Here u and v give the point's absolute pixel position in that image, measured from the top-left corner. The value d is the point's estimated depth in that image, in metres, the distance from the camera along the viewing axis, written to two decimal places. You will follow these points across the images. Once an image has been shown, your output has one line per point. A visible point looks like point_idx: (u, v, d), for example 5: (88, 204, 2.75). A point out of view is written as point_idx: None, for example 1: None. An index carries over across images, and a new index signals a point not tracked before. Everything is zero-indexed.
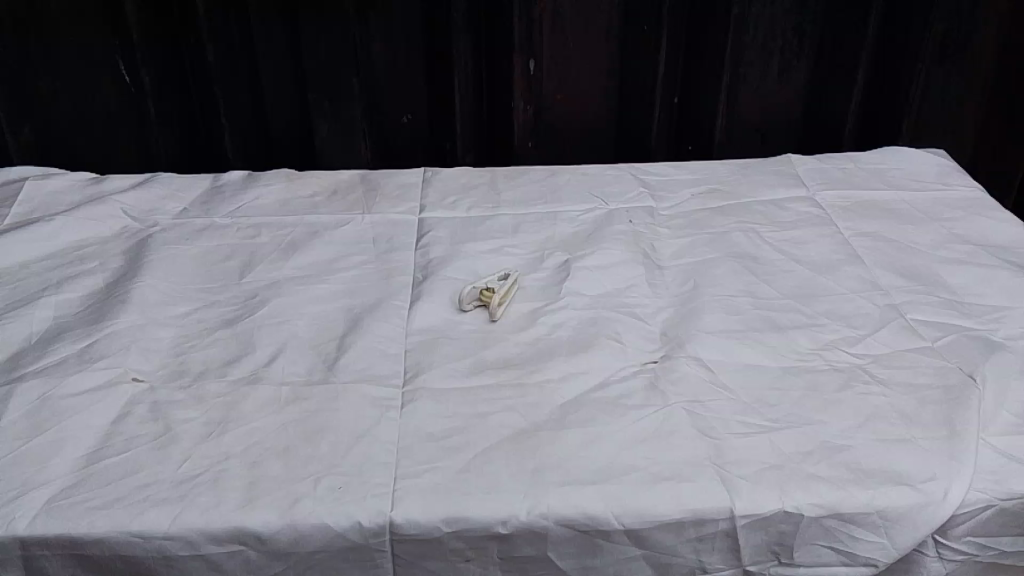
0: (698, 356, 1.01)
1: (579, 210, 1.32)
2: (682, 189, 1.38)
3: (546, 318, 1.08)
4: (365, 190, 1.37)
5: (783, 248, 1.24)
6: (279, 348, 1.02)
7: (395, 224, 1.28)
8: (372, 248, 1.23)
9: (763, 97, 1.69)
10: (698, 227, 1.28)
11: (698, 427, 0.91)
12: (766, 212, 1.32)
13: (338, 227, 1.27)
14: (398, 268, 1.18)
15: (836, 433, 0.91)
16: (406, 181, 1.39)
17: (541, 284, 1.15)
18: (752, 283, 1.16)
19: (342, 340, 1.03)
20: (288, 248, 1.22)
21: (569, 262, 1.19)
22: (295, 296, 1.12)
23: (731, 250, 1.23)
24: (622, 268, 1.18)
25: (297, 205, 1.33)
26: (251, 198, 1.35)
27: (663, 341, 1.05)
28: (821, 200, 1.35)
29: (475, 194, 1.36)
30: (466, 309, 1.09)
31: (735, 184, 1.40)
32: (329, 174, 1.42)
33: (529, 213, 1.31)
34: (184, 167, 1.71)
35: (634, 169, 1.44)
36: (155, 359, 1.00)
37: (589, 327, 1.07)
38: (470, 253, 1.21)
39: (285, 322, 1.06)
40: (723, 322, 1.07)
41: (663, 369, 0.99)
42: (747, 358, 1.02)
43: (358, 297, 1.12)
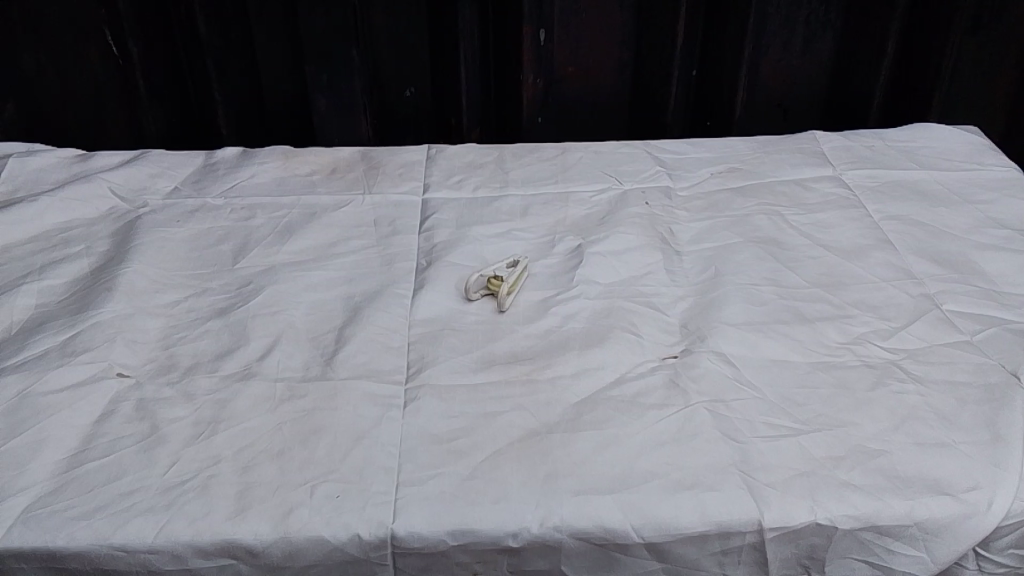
0: (720, 351, 0.95)
1: (591, 191, 1.25)
2: (700, 168, 1.31)
3: (558, 309, 1.02)
4: (365, 168, 1.30)
5: (808, 233, 1.16)
6: (273, 341, 0.96)
7: (396, 206, 1.21)
8: (373, 231, 1.16)
9: (786, 71, 1.60)
10: (718, 210, 1.21)
11: (722, 429, 0.85)
12: (789, 193, 1.25)
13: (336, 209, 1.20)
14: (400, 253, 1.11)
15: (870, 437, 0.85)
16: (409, 159, 1.32)
17: (552, 271, 1.08)
18: (777, 271, 1.09)
19: (340, 332, 0.97)
20: (284, 231, 1.15)
21: (582, 248, 1.12)
22: (290, 284, 1.05)
23: (754, 234, 1.16)
24: (637, 254, 1.11)
25: (294, 184, 1.26)
26: (246, 177, 1.28)
27: (682, 334, 0.98)
28: (848, 181, 1.28)
29: (481, 173, 1.29)
30: (472, 298, 1.03)
31: (757, 163, 1.32)
32: (327, 150, 1.34)
33: (538, 194, 1.24)
34: (177, 144, 1.64)
35: (649, 146, 1.36)
36: (142, 352, 0.94)
37: (604, 318, 1.00)
38: (476, 237, 1.14)
39: (281, 312, 1.00)
40: (746, 313, 1.01)
41: (683, 365, 0.93)
42: (772, 353, 0.96)
43: (357, 285, 1.06)
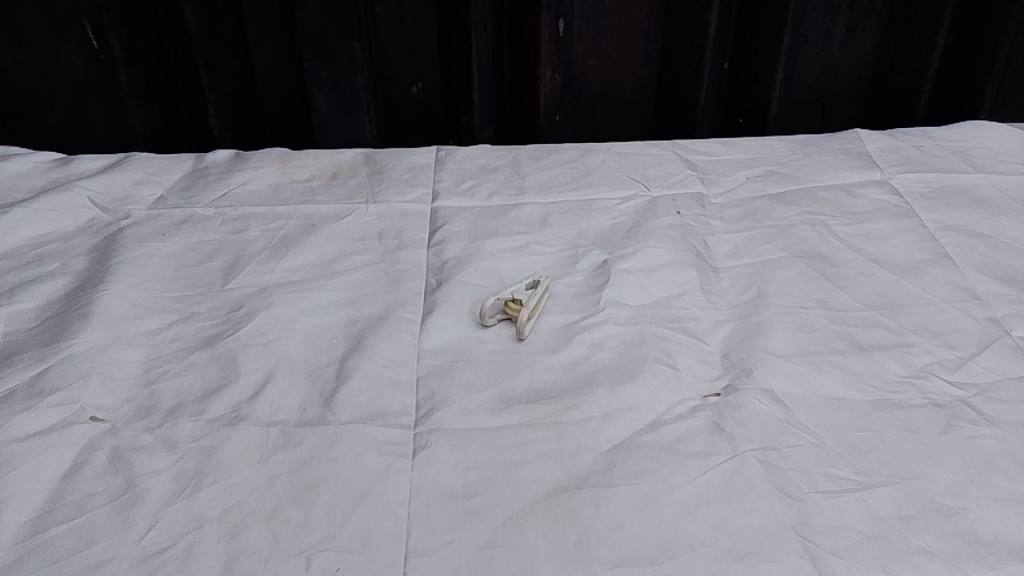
0: (768, 388, 0.84)
1: (616, 198, 1.14)
2: (735, 171, 1.19)
3: (584, 336, 0.91)
4: (369, 173, 1.19)
5: (857, 246, 1.05)
6: (266, 376, 0.86)
7: (402, 215, 1.10)
8: (377, 245, 1.05)
9: (824, 63, 1.49)
10: (756, 219, 1.10)
11: (775, 484, 0.75)
12: (834, 200, 1.13)
13: (337, 219, 1.09)
14: (407, 271, 1.00)
15: (943, 491, 0.75)
16: (416, 162, 1.21)
17: (575, 292, 0.98)
18: (826, 290, 0.98)
19: (341, 366, 0.87)
20: (279, 246, 1.05)
21: (608, 264, 1.01)
22: (286, 307, 0.95)
23: (798, 247, 1.05)
24: (670, 272, 1.00)
25: (291, 191, 1.16)
26: (238, 183, 1.17)
27: (724, 367, 0.88)
28: (898, 186, 1.17)
29: (495, 177, 1.18)
30: (487, 324, 0.92)
31: (796, 165, 1.20)
32: (327, 153, 1.24)
33: (558, 202, 1.13)
34: (163, 144, 1.53)
35: (677, 146, 1.25)
36: (119, 390, 0.84)
37: (635, 348, 0.90)
38: (491, 252, 1.03)
39: (275, 342, 0.90)
40: (794, 341, 0.90)
41: (727, 405, 0.83)
42: (826, 389, 0.85)
43: (361, 308, 0.95)
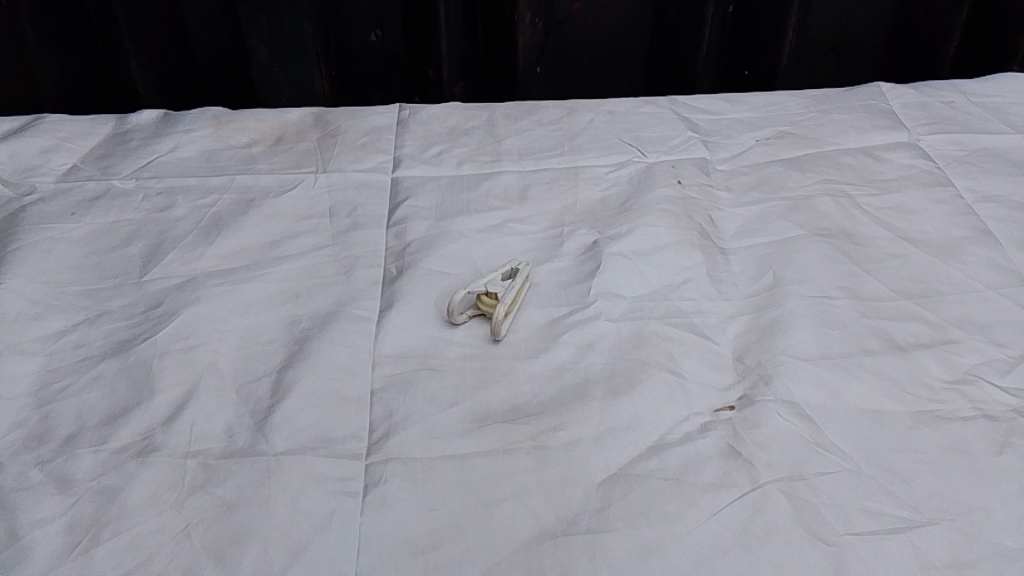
0: (791, 399, 0.71)
1: (606, 165, 0.98)
2: (743, 133, 1.03)
3: (571, 336, 0.77)
4: (319, 136, 1.02)
5: (886, 220, 0.91)
6: (187, 392, 0.71)
7: (357, 187, 0.94)
8: (327, 224, 0.89)
9: (842, 7, 1.33)
10: (768, 189, 0.95)
11: (803, 524, 0.62)
12: (857, 165, 0.98)
13: (280, 193, 0.93)
14: (361, 257, 0.85)
15: (1005, 529, 0.62)
16: (374, 123, 1.04)
17: (561, 281, 0.83)
18: (854, 274, 0.84)
19: (279, 378, 0.72)
20: (210, 227, 0.89)
21: (599, 247, 0.86)
22: (214, 302, 0.79)
23: (818, 222, 0.90)
24: (672, 255, 0.85)
25: (228, 159, 0.99)
26: (166, 150, 1.00)
27: (738, 373, 0.74)
28: (928, 149, 1.02)
29: (467, 141, 1.02)
30: (457, 322, 0.77)
31: (812, 125, 1.05)
32: (271, 113, 1.06)
33: (539, 171, 0.97)
34: (85, 107, 1.36)
35: (676, 104, 1.09)
36: (7, 413, 0.69)
37: (632, 351, 0.75)
38: (461, 233, 0.88)
39: (200, 347, 0.75)
40: (819, 340, 0.76)
41: (743, 423, 0.69)
42: (859, 399, 0.71)
43: (305, 302, 0.80)
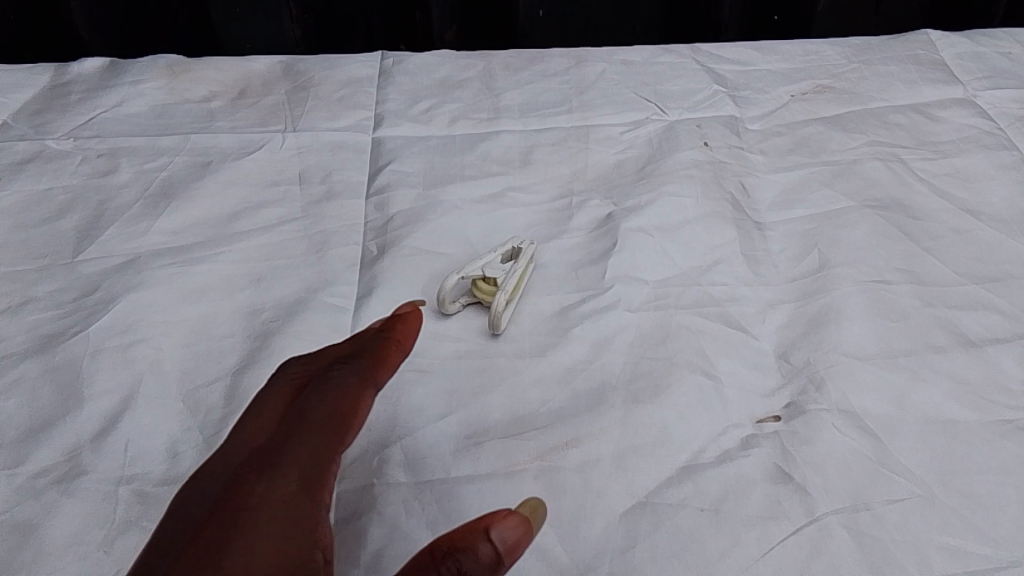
0: (848, 409, 0.59)
1: (621, 123, 0.85)
2: (776, 86, 0.90)
3: (584, 330, 0.65)
4: (288, 89, 0.88)
5: (944, 189, 0.78)
6: (124, 401, 0.59)
7: (331, 149, 0.81)
8: (297, 192, 0.76)
9: None
10: (808, 152, 0.82)
11: (869, 569, 0.51)
12: (909, 125, 0.85)
13: (240, 156, 0.80)
14: (336, 232, 0.72)
15: None
16: (353, 74, 0.90)
17: (570, 263, 0.71)
18: (913, 254, 0.71)
19: (235, 383, 0.60)
20: (158, 197, 0.75)
21: (615, 220, 0.74)
22: (159, 288, 0.67)
23: (868, 192, 0.78)
24: (699, 232, 0.73)
25: (182, 114, 0.85)
26: (111, 105, 0.86)
27: (784, 375, 0.62)
28: (986, 107, 0.88)
29: (459, 95, 0.88)
30: (449, 312, 0.65)
31: (854, 78, 0.92)
32: (233, 61, 0.92)
33: (543, 130, 0.84)
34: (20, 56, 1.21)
35: (699, 52, 0.95)
36: None
37: (656, 348, 0.63)
38: (453, 204, 0.75)
39: (142, 345, 0.62)
40: (877, 335, 0.64)
41: (792, 438, 0.58)
42: (928, 408, 0.60)
43: (269, 287, 0.67)
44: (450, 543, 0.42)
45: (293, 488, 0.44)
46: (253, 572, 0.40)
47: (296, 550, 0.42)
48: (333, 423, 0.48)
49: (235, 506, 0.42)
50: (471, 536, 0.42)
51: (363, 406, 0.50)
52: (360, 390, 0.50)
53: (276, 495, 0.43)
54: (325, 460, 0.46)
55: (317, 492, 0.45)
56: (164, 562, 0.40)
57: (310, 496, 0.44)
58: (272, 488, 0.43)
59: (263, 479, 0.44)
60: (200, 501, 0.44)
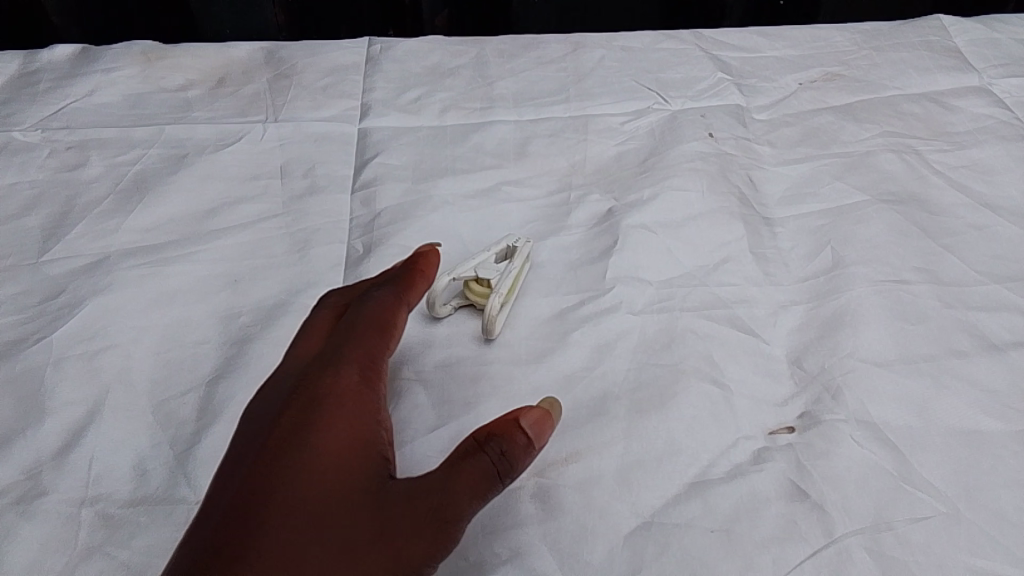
0: (866, 420, 0.55)
1: (621, 113, 0.81)
2: (783, 74, 0.86)
3: (584, 334, 0.61)
4: (270, 77, 0.83)
5: (962, 182, 0.74)
6: (89, 414, 0.55)
7: (315, 141, 0.76)
8: (278, 186, 0.72)
9: None
10: (818, 144, 0.78)
11: None
12: (923, 115, 0.81)
13: (219, 148, 0.75)
14: (319, 229, 0.68)
15: None
16: (339, 61, 0.85)
17: (569, 263, 0.66)
18: (930, 252, 0.67)
19: (210, 393, 0.56)
20: (130, 192, 0.71)
21: (616, 216, 0.70)
22: (129, 290, 0.62)
23: (882, 186, 0.73)
24: (705, 228, 0.69)
25: (158, 104, 0.80)
26: (82, 94, 0.81)
27: (797, 382, 0.58)
28: (1003, 96, 0.83)
29: (451, 83, 0.83)
30: (440, 315, 0.61)
31: (865, 66, 0.87)
32: (212, 47, 0.87)
33: (539, 121, 0.79)
34: None
35: (703, 38, 0.91)
36: None
37: (661, 354, 0.59)
38: (444, 200, 0.71)
39: (110, 352, 0.58)
40: (896, 339, 0.60)
41: (806, 451, 0.54)
42: (951, 417, 0.56)
43: (247, 289, 0.63)
44: (486, 432, 0.47)
45: (348, 389, 0.50)
46: (323, 450, 0.47)
47: (358, 440, 0.48)
48: (377, 334, 0.54)
49: (299, 408, 0.49)
50: (502, 425, 0.47)
51: (399, 323, 0.56)
52: (394, 311, 0.56)
53: (333, 395, 0.50)
54: (371, 367, 0.53)
55: (369, 389, 0.51)
56: (246, 464, 0.47)
57: (363, 397, 0.51)
58: (332, 385, 0.50)
59: (321, 384, 0.51)
60: (271, 409, 0.50)
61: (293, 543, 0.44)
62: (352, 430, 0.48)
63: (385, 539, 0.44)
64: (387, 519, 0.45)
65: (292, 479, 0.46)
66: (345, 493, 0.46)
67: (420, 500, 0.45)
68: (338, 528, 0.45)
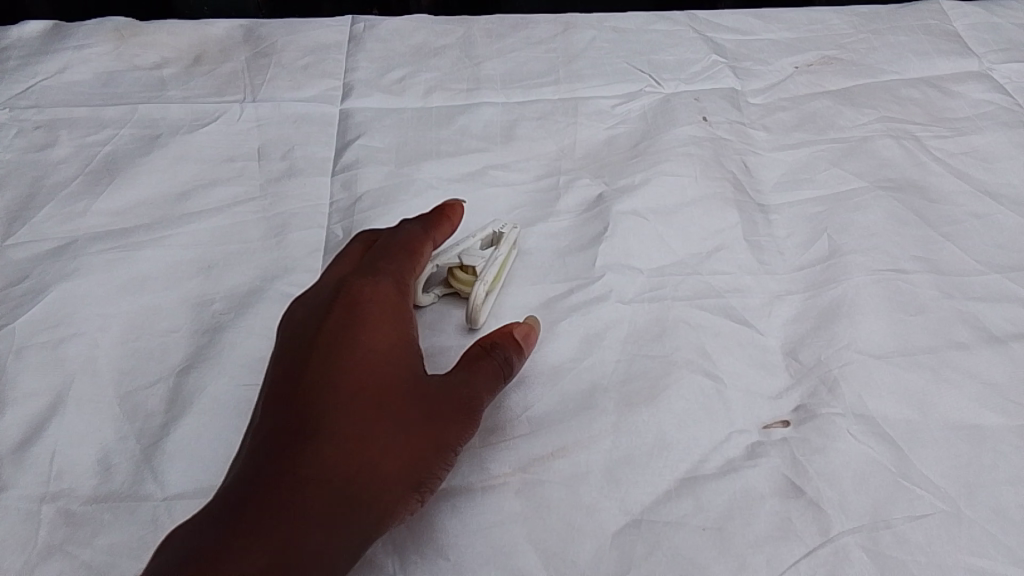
0: (864, 413, 0.53)
1: (612, 96, 0.78)
2: (778, 57, 0.84)
3: (572, 324, 0.58)
4: (249, 56, 0.80)
5: (962, 169, 0.72)
6: (52, 405, 0.52)
7: (294, 123, 0.73)
8: (255, 168, 0.69)
9: None
10: (815, 129, 0.75)
11: None
12: (922, 100, 0.79)
13: (194, 128, 0.72)
14: (297, 213, 0.65)
15: None
16: (320, 39, 0.82)
17: (557, 250, 0.64)
18: (930, 240, 0.65)
19: (180, 383, 0.53)
20: (99, 173, 0.68)
21: (606, 202, 0.67)
22: (97, 276, 0.59)
23: (881, 172, 0.71)
24: (698, 215, 0.67)
25: (131, 84, 0.77)
26: (51, 72, 0.78)
27: (792, 374, 0.56)
28: (1003, 81, 0.81)
29: (436, 63, 0.81)
30: (422, 303, 0.59)
31: (863, 49, 0.85)
32: (188, 24, 0.84)
33: (527, 103, 0.77)
34: None
35: (697, 20, 0.88)
36: None
37: (652, 345, 0.57)
38: (428, 184, 0.68)
39: (75, 340, 0.55)
40: (894, 330, 0.58)
41: (803, 446, 0.52)
42: (951, 410, 0.54)
43: (222, 275, 0.60)
44: (490, 339, 0.53)
45: (383, 301, 0.52)
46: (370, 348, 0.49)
47: (395, 346, 0.50)
48: (411, 255, 0.56)
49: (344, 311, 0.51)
50: (502, 335, 0.53)
51: (427, 249, 0.58)
52: (424, 239, 0.58)
53: (369, 306, 0.51)
54: (405, 282, 0.55)
55: (404, 300, 0.53)
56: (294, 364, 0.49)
57: (401, 307, 0.53)
58: (374, 291, 0.52)
59: (365, 290, 0.52)
60: (308, 320, 0.51)
61: (350, 440, 0.46)
62: (393, 338, 0.50)
63: (426, 433, 0.47)
64: (429, 412, 0.48)
65: (339, 383, 0.48)
66: (387, 392, 0.48)
67: (452, 398, 0.49)
68: (385, 419, 0.47)
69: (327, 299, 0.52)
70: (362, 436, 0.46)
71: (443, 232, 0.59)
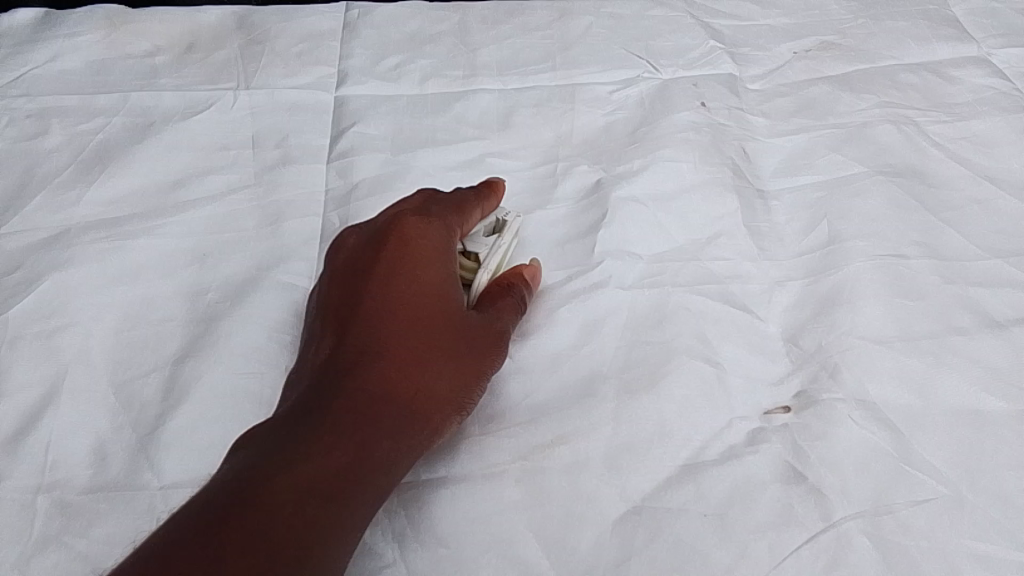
0: (866, 399, 0.53)
1: (610, 83, 0.77)
2: (777, 43, 0.83)
3: (571, 311, 0.58)
4: (241, 44, 0.79)
5: (962, 155, 0.71)
6: (46, 395, 0.51)
7: (289, 110, 0.72)
8: (250, 156, 0.68)
9: None
10: (814, 115, 0.75)
11: None
12: (921, 86, 0.78)
13: (187, 116, 0.71)
14: (292, 202, 0.64)
15: None
16: (314, 27, 0.81)
17: (555, 237, 0.64)
18: (930, 226, 0.65)
19: (176, 373, 0.53)
20: (92, 161, 0.67)
21: (604, 188, 0.67)
22: (90, 265, 0.59)
23: (880, 158, 0.71)
24: (697, 201, 0.66)
25: (122, 71, 0.76)
26: (40, 60, 0.77)
27: (794, 360, 0.56)
28: (1002, 66, 0.81)
29: (431, 50, 0.80)
30: None
31: (862, 34, 0.84)
32: (179, 11, 0.83)
33: (523, 90, 0.76)
34: None
35: (694, 5, 0.87)
36: None
37: (652, 332, 0.57)
38: (425, 172, 0.68)
39: (69, 330, 0.55)
40: (896, 316, 0.58)
41: (804, 432, 0.52)
42: (953, 395, 0.54)
43: (217, 264, 0.60)
44: (508, 280, 0.56)
45: (434, 243, 0.53)
46: (426, 283, 0.51)
47: (446, 284, 0.52)
48: (461, 208, 0.58)
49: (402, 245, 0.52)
50: (512, 275, 0.56)
51: (475, 213, 0.59)
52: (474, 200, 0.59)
53: (425, 244, 0.53)
54: (455, 231, 0.56)
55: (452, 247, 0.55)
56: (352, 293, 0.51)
57: (451, 252, 0.55)
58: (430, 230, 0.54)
59: (421, 229, 0.54)
60: (364, 251, 0.53)
61: (409, 368, 0.48)
62: (440, 276, 0.52)
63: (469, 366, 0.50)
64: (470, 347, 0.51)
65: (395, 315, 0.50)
66: (438, 326, 0.50)
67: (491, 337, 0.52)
68: (437, 349, 0.49)
69: (384, 232, 0.53)
70: (419, 366, 0.48)
71: (490, 200, 0.61)
